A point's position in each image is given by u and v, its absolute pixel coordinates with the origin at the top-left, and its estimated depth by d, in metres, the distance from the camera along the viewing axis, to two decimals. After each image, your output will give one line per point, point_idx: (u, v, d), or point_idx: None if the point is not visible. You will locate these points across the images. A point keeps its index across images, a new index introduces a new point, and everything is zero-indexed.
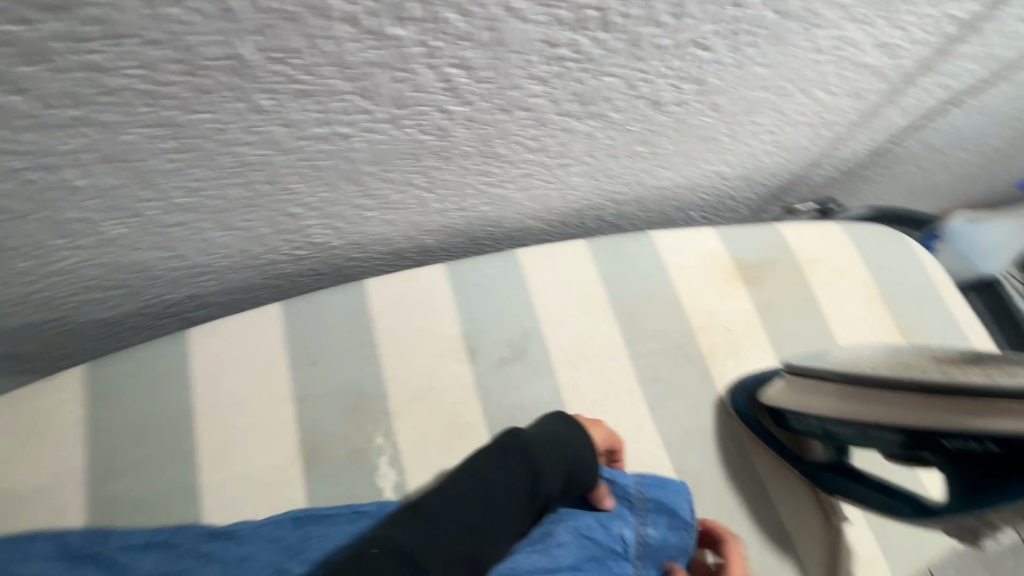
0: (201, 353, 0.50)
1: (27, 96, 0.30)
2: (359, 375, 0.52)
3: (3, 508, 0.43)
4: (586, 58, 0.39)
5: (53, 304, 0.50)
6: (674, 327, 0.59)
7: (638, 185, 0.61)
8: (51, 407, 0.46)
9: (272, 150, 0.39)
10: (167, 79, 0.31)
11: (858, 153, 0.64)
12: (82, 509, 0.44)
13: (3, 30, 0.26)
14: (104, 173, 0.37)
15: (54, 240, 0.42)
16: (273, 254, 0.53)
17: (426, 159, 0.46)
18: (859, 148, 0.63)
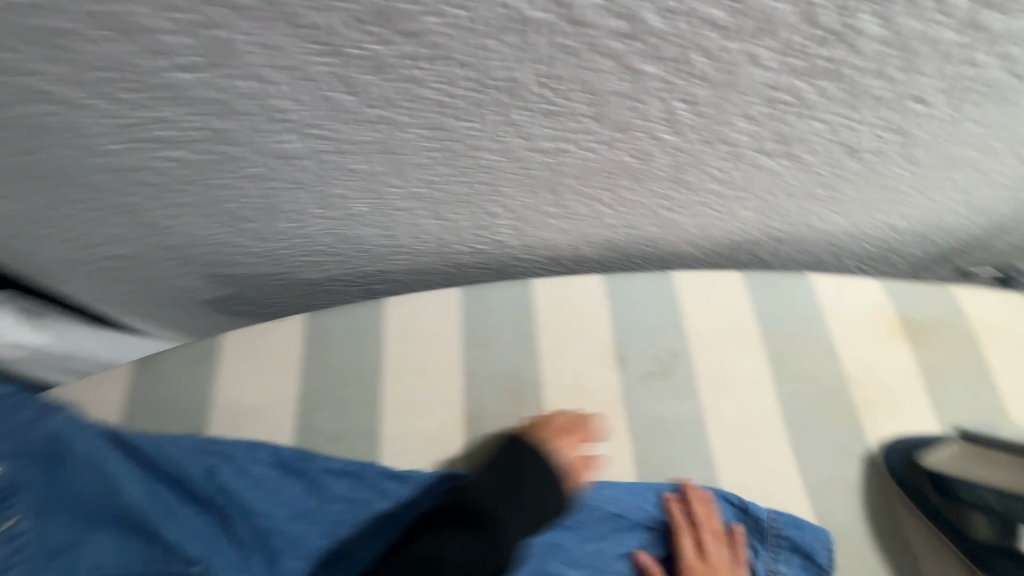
0: (393, 321, 0.59)
1: (357, 97, 0.38)
2: (518, 363, 0.58)
3: (239, 417, 0.54)
4: (804, 103, 0.42)
5: (288, 261, 0.62)
6: (824, 372, 0.59)
7: (799, 225, 0.62)
8: (282, 343, 0.57)
9: (504, 157, 0.46)
10: (457, 93, 0.38)
11: None
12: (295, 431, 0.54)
13: (372, 48, 0.34)
14: (375, 161, 0.45)
15: (313, 209, 0.52)
16: (461, 244, 0.61)
17: (621, 179, 0.50)
18: None
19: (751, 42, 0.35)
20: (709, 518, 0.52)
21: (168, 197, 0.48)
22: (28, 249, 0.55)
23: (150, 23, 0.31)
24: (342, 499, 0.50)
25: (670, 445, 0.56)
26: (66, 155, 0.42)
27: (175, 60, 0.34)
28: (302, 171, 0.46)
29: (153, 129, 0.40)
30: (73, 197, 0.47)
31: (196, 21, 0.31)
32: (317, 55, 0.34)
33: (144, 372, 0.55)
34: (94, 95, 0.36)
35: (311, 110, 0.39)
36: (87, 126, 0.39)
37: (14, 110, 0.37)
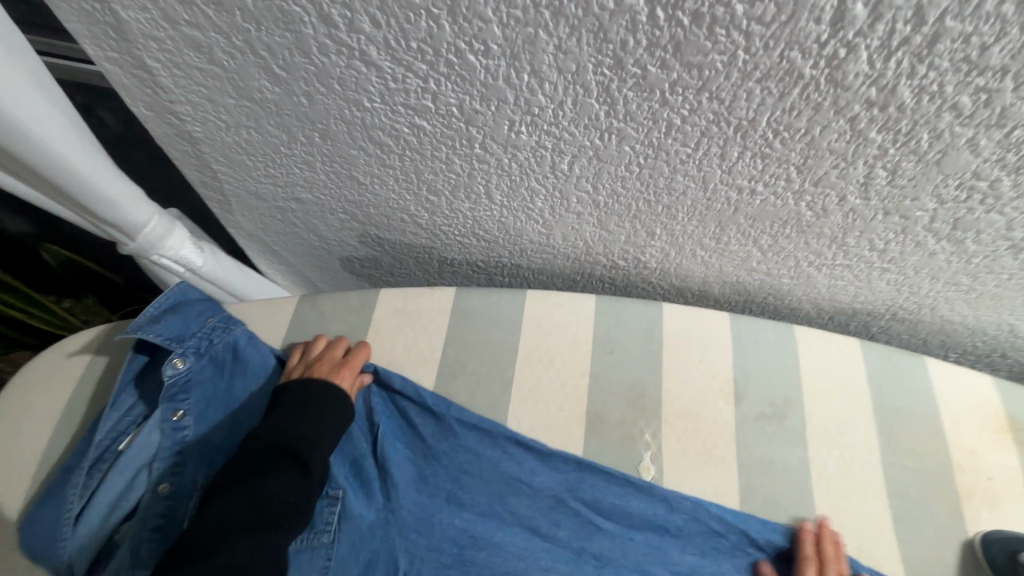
0: (531, 310, 0.62)
1: (607, 107, 0.43)
2: (641, 377, 0.61)
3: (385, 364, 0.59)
4: (994, 194, 0.45)
5: (442, 236, 0.67)
6: (930, 452, 0.61)
7: (925, 307, 0.64)
8: (432, 307, 0.62)
9: (697, 185, 0.50)
10: (694, 121, 0.43)
11: None
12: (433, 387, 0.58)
13: (649, 69, 0.38)
14: (580, 165, 0.50)
15: (498, 195, 0.57)
16: (603, 256, 0.65)
17: (788, 227, 0.54)
18: None
19: (978, 130, 0.39)
20: (837, 560, 0.53)
21: (381, 158, 0.53)
22: (229, 177, 0.61)
23: (481, 11, 0.36)
24: (468, 453, 0.55)
25: (776, 486, 0.57)
26: (326, 103, 0.47)
27: (478, 45, 0.39)
28: (512, 159, 0.51)
29: (414, 98, 0.45)
30: (301, 141, 0.53)
31: (519, 17, 0.36)
32: (599, 64, 0.39)
33: (305, 306, 0.62)
34: (389, 60, 0.41)
35: (560, 109, 0.44)
36: (364, 83, 0.44)
37: (314, 58, 0.42)
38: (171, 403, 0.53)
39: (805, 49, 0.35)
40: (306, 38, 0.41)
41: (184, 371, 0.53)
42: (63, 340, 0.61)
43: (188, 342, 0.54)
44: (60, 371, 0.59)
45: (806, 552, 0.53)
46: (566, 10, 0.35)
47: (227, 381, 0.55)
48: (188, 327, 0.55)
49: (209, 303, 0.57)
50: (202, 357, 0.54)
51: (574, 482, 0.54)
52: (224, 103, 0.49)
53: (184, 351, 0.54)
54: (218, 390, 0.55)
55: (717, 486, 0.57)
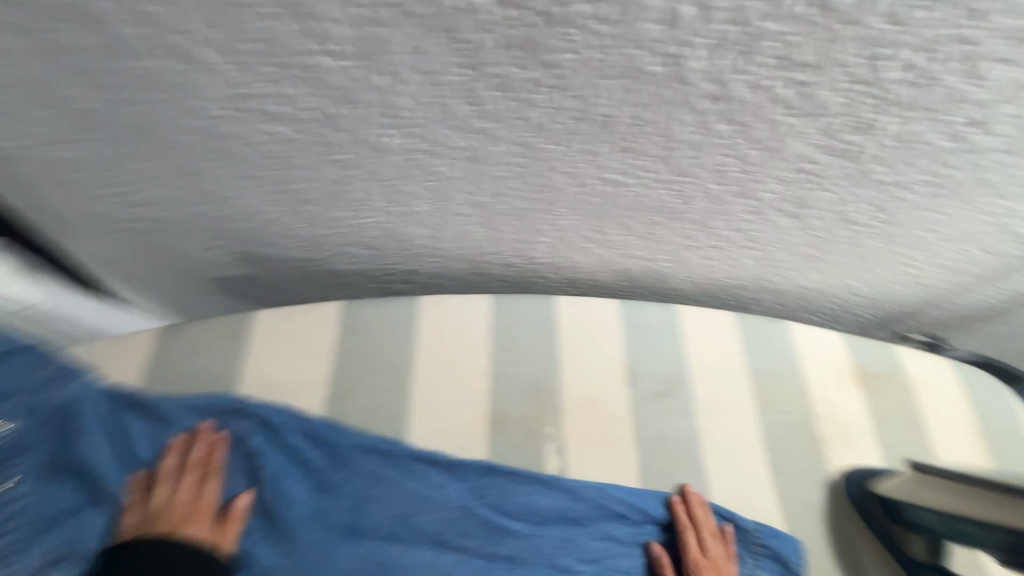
0: (423, 317, 0.61)
1: (474, 108, 0.42)
2: (541, 372, 0.62)
3: (269, 389, 0.55)
4: (823, 174, 0.50)
5: (325, 247, 0.63)
6: (798, 407, 0.68)
7: (786, 278, 0.71)
8: (317, 324, 0.58)
9: (572, 181, 0.51)
10: (559, 120, 0.43)
11: (976, 306, 0.74)
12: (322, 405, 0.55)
13: (508, 69, 0.38)
14: (456, 166, 0.49)
15: (377, 201, 0.54)
16: (495, 255, 0.65)
17: (660, 215, 0.57)
18: (979, 302, 0.73)
19: (802, 119, 0.44)
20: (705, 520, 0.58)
21: (242, 169, 0.49)
22: (60, 199, 0.53)
23: (324, 11, 0.34)
24: (366, 475, 0.52)
25: (671, 459, 0.61)
26: (165, 112, 0.42)
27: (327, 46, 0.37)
28: (386, 164, 0.49)
29: (267, 104, 0.41)
30: (142, 155, 0.47)
31: (367, 17, 0.35)
32: (458, 65, 0.38)
33: (171, 336, 0.56)
34: (231, 64, 0.38)
35: (427, 111, 0.42)
36: (204, 89, 0.40)
37: (141, 62, 0.38)
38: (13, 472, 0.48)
39: (648, 47, 0.37)
40: (124, 39, 0.36)
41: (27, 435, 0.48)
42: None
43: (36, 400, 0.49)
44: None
45: (682, 523, 0.57)
46: (415, 10, 0.34)
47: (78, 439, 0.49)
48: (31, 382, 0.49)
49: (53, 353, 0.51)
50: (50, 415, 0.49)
51: (479, 488, 0.54)
52: (37, 115, 0.42)
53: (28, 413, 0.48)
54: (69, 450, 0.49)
55: (618, 467, 0.59)
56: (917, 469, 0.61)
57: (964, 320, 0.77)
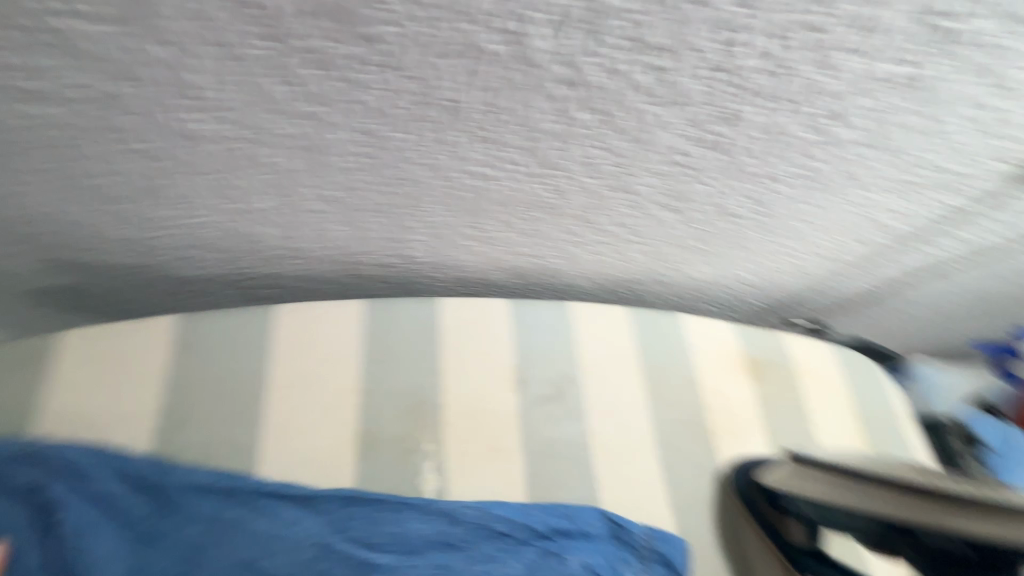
0: (279, 332, 0.54)
1: (289, 86, 0.36)
2: (416, 385, 0.56)
3: (78, 427, 0.48)
4: (694, 166, 0.48)
5: (159, 253, 0.54)
6: (687, 400, 0.67)
7: (679, 273, 0.70)
8: (139, 347, 0.51)
9: (432, 175, 0.46)
10: (397, 105, 0.38)
11: (853, 291, 0.76)
12: (145, 440, 0.48)
13: (314, 41, 0.33)
14: (290, 157, 0.42)
15: (206, 198, 0.47)
16: (366, 257, 0.59)
17: (537, 211, 0.53)
18: (856, 286, 0.75)
19: (661, 106, 0.41)
20: None
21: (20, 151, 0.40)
22: None
23: None
24: (200, 520, 0.46)
25: (560, 466, 0.58)
26: None
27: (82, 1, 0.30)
28: (205, 153, 0.42)
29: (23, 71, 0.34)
30: None
31: None
32: (257, 34, 0.32)
33: None
34: None
35: (226, 88, 0.36)
36: None
37: None
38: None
39: (477, 21, 0.33)
40: None
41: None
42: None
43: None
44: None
45: None
46: None
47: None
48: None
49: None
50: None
51: (341, 521, 0.48)
52: None
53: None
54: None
55: (504, 480, 0.55)
56: (799, 460, 0.59)
57: (846, 305, 0.80)
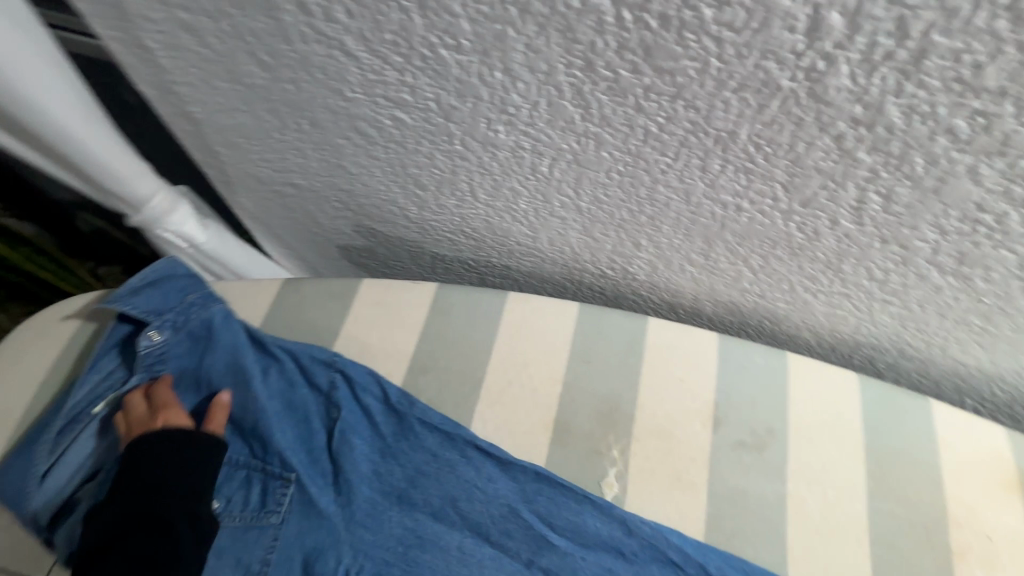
0: (511, 313, 0.61)
1: (582, 109, 0.41)
2: (614, 390, 0.59)
3: (357, 351, 0.58)
4: (1000, 229, 0.41)
5: (432, 233, 0.67)
6: (923, 502, 0.56)
7: (933, 348, 0.60)
8: (413, 301, 0.61)
9: (681, 199, 0.48)
10: (672, 130, 0.41)
11: None
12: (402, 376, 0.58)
13: (619, 73, 0.37)
14: (561, 169, 0.49)
15: (484, 196, 0.56)
16: (591, 264, 0.64)
17: (779, 248, 0.51)
18: None
19: (977, 157, 0.36)
20: None
21: (367, 149, 0.54)
22: (228, 156, 0.62)
23: (449, 6, 0.36)
24: (427, 451, 0.53)
25: (746, 520, 0.54)
26: (311, 91, 0.48)
27: (449, 40, 0.39)
28: (493, 159, 0.50)
29: (393, 91, 0.45)
30: (292, 127, 0.54)
31: (488, 14, 0.36)
32: (570, 65, 0.38)
33: (288, 289, 0.61)
34: (366, 51, 0.41)
35: (534, 110, 0.43)
36: (344, 73, 0.44)
37: (297, 46, 0.43)
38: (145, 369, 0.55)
39: (781, 59, 0.33)
40: (287, 25, 0.41)
41: (160, 343, 0.55)
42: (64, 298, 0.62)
43: (166, 314, 0.56)
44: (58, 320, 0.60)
45: None
46: (534, 8, 0.35)
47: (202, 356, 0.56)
48: (168, 299, 0.56)
49: (194, 279, 0.58)
50: (177, 331, 0.56)
51: (530, 493, 0.52)
52: (220, 86, 0.51)
53: (161, 324, 0.55)
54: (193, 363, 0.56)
55: (684, 511, 0.54)
56: None
57: None
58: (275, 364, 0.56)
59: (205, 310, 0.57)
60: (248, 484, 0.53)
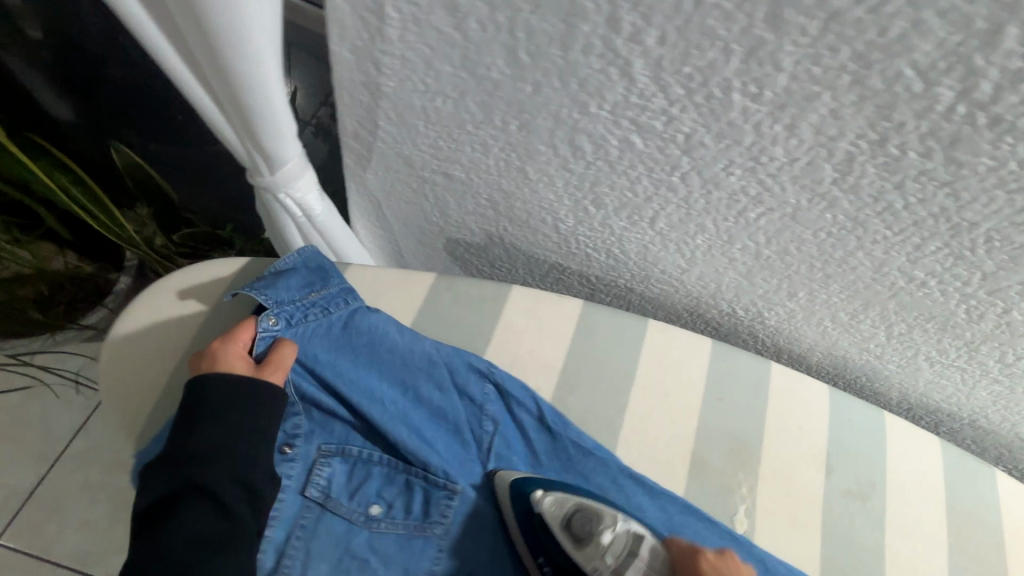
0: (652, 341, 0.62)
1: (842, 175, 0.43)
2: (745, 431, 0.62)
3: (508, 361, 0.59)
4: None
5: (572, 246, 0.66)
6: (991, 560, 0.63)
7: (1006, 423, 0.67)
8: (562, 314, 0.61)
9: (870, 265, 0.51)
10: (916, 210, 0.43)
11: None
12: (552, 392, 0.58)
13: (908, 155, 0.39)
14: (769, 219, 0.50)
15: (662, 225, 0.56)
16: (724, 302, 0.66)
17: (930, 322, 0.55)
18: None
19: None
20: None
21: (566, 161, 0.52)
22: (387, 135, 0.58)
23: (780, 59, 0.36)
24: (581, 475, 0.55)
25: (855, 564, 0.59)
26: (549, 98, 0.46)
27: (753, 87, 0.38)
28: (702, 196, 0.50)
29: (647, 116, 0.44)
30: (494, 124, 0.51)
31: (816, 75, 0.36)
32: (861, 135, 0.39)
33: (442, 286, 0.60)
34: (649, 76, 0.41)
35: (790, 165, 0.44)
36: (606, 90, 0.43)
37: (571, 55, 0.41)
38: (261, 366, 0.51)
39: None
40: (579, 33, 0.39)
41: (278, 329, 0.51)
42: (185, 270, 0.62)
43: (285, 306, 0.51)
44: (197, 287, 0.60)
45: None
46: (869, 82, 0.35)
47: (325, 360, 0.52)
48: (291, 292, 0.52)
49: (322, 271, 0.55)
50: (292, 327, 0.51)
51: (678, 524, 0.53)
52: (438, 70, 0.47)
53: (279, 314, 0.51)
54: (304, 362, 0.52)
55: (805, 553, 0.58)
56: None
57: None
58: (436, 371, 0.54)
59: (329, 314, 0.53)
60: (409, 490, 0.53)
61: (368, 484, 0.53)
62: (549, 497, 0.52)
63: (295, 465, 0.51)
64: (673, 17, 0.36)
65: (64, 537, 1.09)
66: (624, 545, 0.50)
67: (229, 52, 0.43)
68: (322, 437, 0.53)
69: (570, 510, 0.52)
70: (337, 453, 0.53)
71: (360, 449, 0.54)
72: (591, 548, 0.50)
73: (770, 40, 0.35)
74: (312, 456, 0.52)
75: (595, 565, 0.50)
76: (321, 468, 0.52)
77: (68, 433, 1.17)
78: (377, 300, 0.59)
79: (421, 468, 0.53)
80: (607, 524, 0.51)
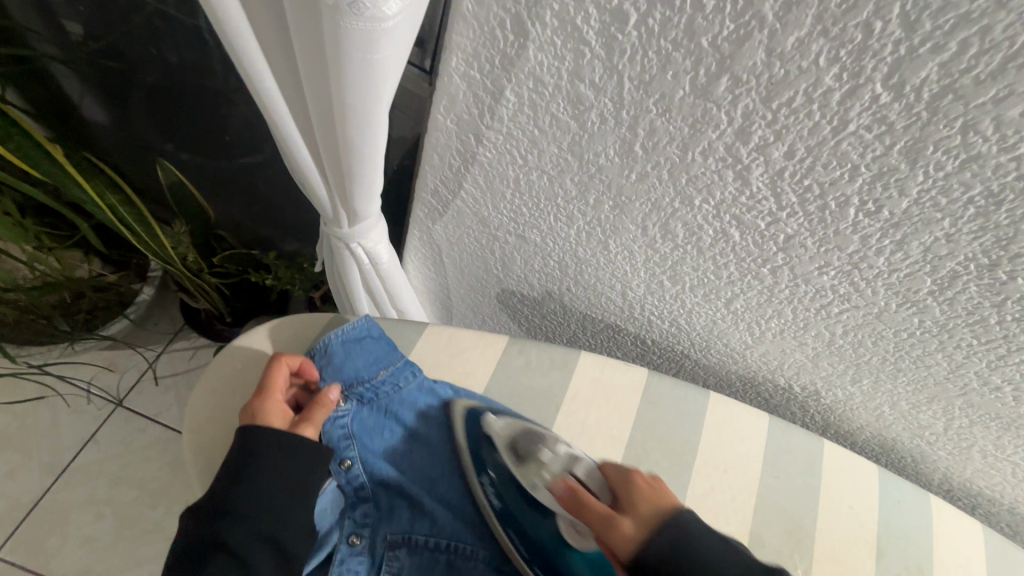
0: (711, 417, 0.64)
1: (941, 289, 0.43)
2: (800, 510, 0.62)
3: (576, 428, 0.62)
4: None
5: (634, 315, 0.67)
6: None
7: None
8: (626, 383, 0.64)
9: (950, 366, 0.51)
10: (1010, 326, 0.44)
11: None
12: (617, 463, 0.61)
13: (1015, 282, 0.40)
14: (850, 317, 0.51)
15: (738, 306, 0.57)
16: (780, 378, 0.66)
17: (992, 420, 0.56)
18: None
19: None
20: None
21: (653, 241, 0.53)
22: (469, 195, 0.58)
23: (907, 186, 0.37)
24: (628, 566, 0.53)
25: None
26: (653, 186, 0.46)
27: (872, 206, 0.39)
28: (789, 288, 0.51)
29: (752, 215, 0.45)
30: (586, 201, 0.52)
31: (941, 204, 0.37)
32: (972, 259, 0.39)
33: (513, 349, 0.64)
34: (766, 182, 0.41)
35: (888, 274, 0.44)
36: (715, 188, 0.44)
37: (687, 154, 0.42)
38: (336, 457, 0.55)
39: None
40: (702, 137, 0.40)
41: (346, 412, 0.56)
42: (246, 332, 0.62)
43: (356, 386, 0.57)
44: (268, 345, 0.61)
45: None
46: (994, 217, 0.36)
47: (402, 438, 0.58)
48: (359, 369, 0.58)
49: (385, 345, 0.59)
50: (363, 405, 0.57)
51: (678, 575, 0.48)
52: (543, 149, 0.48)
53: (349, 395, 0.57)
54: (383, 444, 0.57)
55: None
56: None
57: None
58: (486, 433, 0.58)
59: (396, 391, 0.58)
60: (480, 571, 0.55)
61: (434, 572, 0.53)
62: (500, 420, 0.59)
63: (363, 558, 0.53)
64: (808, 137, 0.37)
65: (64, 553, 1.05)
66: (562, 464, 0.57)
67: (348, 128, 0.43)
68: (389, 526, 0.55)
69: (518, 433, 0.58)
70: (403, 543, 0.54)
71: (426, 534, 0.55)
72: (532, 465, 0.56)
73: (902, 169, 0.36)
74: (380, 551, 0.54)
75: (533, 481, 0.56)
76: (390, 563, 0.53)
77: (75, 445, 1.13)
78: (451, 361, 0.63)
79: (487, 551, 0.55)
80: (548, 445, 0.58)
